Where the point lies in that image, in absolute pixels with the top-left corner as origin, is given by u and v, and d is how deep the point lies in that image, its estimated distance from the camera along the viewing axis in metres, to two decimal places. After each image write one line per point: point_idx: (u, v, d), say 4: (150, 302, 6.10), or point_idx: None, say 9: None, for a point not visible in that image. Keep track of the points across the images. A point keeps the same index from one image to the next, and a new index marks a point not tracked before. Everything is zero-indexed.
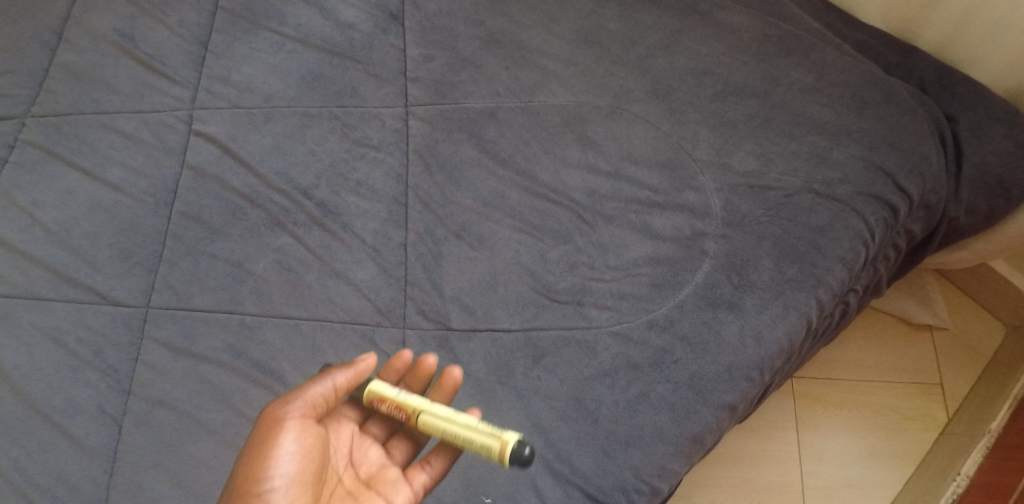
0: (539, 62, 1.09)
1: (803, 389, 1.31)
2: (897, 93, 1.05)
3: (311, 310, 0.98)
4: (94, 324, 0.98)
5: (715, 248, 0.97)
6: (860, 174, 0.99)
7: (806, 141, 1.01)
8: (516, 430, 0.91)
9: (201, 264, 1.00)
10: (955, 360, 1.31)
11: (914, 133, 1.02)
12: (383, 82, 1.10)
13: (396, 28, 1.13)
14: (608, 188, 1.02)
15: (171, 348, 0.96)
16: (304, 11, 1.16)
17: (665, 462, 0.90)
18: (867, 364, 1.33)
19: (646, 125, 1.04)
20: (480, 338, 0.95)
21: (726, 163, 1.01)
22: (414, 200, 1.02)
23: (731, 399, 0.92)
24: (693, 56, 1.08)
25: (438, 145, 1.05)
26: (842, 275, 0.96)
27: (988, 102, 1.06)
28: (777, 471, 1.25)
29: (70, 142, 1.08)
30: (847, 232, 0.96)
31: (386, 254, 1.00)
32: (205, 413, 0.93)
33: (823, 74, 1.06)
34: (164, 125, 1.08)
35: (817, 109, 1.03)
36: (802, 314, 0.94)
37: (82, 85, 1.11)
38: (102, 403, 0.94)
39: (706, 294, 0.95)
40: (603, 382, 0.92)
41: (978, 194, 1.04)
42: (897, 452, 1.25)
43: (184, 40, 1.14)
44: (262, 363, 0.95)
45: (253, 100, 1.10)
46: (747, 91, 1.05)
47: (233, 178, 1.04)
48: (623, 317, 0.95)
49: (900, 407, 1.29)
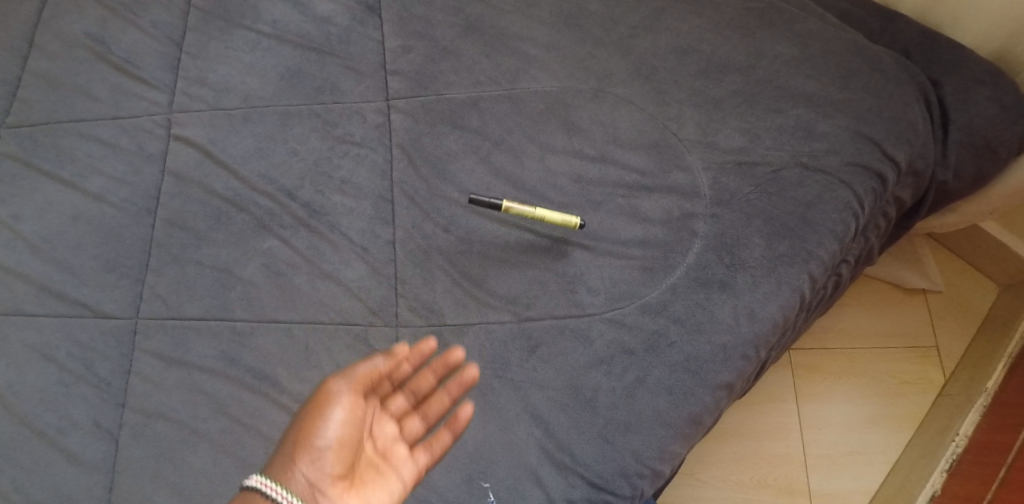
0: (520, 48, 1.08)
1: (800, 359, 1.32)
2: (881, 60, 1.04)
3: (302, 313, 0.97)
4: (83, 338, 0.97)
5: (705, 228, 0.96)
6: (847, 145, 0.98)
7: (792, 115, 1.00)
8: (515, 422, 0.91)
9: (188, 272, 0.99)
10: (948, 322, 1.32)
11: (900, 100, 1.01)
12: (363, 76, 1.08)
13: (373, 20, 1.11)
14: (595, 173, 1.01)
15: (163, 358, 0.95)
16: (278, 6, 1.13)
17: (665, 445, 0.90)
18: (861, 331, 1.33)
19: (631, 107, 1.03)
20: (474, 332, 0.95)
21: (712, 141, 1.00)
22: (400, 195, 1.01)
23: (728, 379, 0.92)
24: (675, 34, 1.07)
25: (422, 138, 1.04)
26: (833, 247, 0.95)
27: (972, 66, 1.05)
28: (777, 442, 1.27)
29: (47, 152, 1.05)
30: (836, 205, 0.96)
31: (376, 253, 0.99)
32: (203, 422, 0.93)
33: (806, 45, 1.04)
34: (142, 131, 1.06)
35: (801, 82, 1.02)
36: (795, 289, 0.94)
37: (55, 92, 1.08)
38: (97, 417, 0.94)
39: (699, 275, 0.94)
40: (600, 370, 0.92)
41: (967, 158, 1.03)
42: (894, 416, 1.27)
43: (157, 41, 1.11)
44: (257, 368, 0.95)
45: (231, 100, 1.07)
46: (731, 66, 1.04)
47: (215, 182, 1.03)
48: (617, 302, 0.95)
49: (895, 372, 1.30)
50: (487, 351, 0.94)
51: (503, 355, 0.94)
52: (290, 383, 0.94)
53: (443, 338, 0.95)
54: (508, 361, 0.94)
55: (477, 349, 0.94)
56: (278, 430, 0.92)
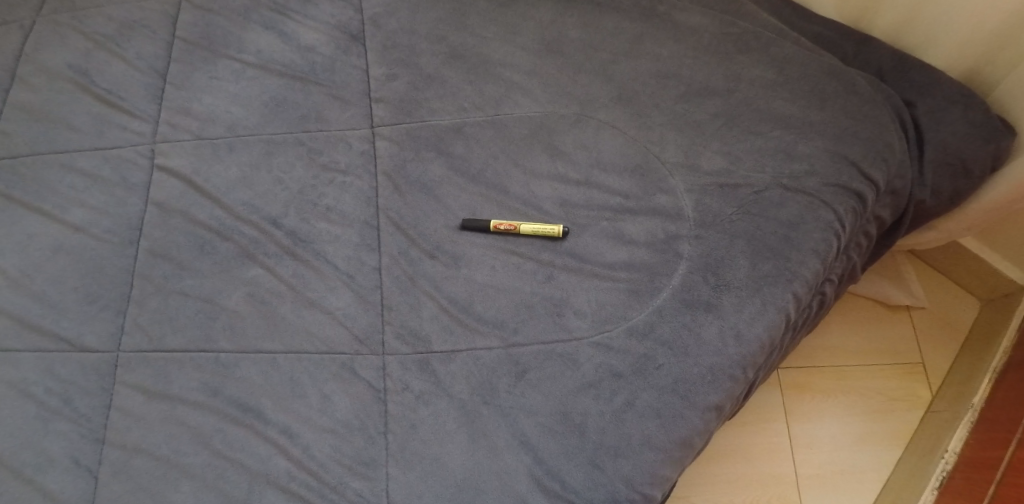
0: (503, 74, 1.09)
1: (788, 378, 1.32)
2: (856, 82, 1.05)
3: (288, 343, 0.96)
4: (62, 372, 0.95)
5: (690, 250, 0.97)
6: (826, 165, 0.99)
7: (771, 137, 1.02)
8: (504, 449, 0.91)
9: (171, 302, 0.98)
10: (933, 339, 1.33)
11: (876, 121, 1.03)
12: (348, 105, 1.08)
13: (358, 48, 1.12)
14: (579, 197, 1.01)
15: (144, 392, 0.94)
16: (263, 36, 1.14)
17: (655, 470, 0.89)
18: (848, 349, 1.34)
19: (614, 131, 1.04)
20: (461, 358, 0.94)
21: (694, 163, 1.01)
22: (385, 222, 1.01)
23: (717, 400, 0.92)
24: (655, 59, 1.08)
25: (407, 165, 1.04)
26: (816, 266, 0.96)
27: (944, 86, 1.07)
28: (768, 464, 1.26)
29: (29, 185, 1.04)
30: (817, 224, 0.97)
31: (361, 280, 0.99)
32: (185, 457, 0.91)
33: (783, 68, 1.06)
34: (126, 161, 1.05)
35: (779, 104, 1.04)
36: (780, 308, 0.94)
37: (39, 125, 1.08)
38: (75, 454, 0.91)
39: (685, 297, 0.95)
40: (588, 394, 0.92)
41: (943, 176, 1.05)
42: (883, 435, 1.27)
43: (142, 72, 1.11)
44: (241, 400, 0.94)
45: (216, 130, 1.07)
46: (711, 90, 1.05)
47: (200, 212, 1.02)
48: (603, 325, 0.95)
49: (882, 390, 1.30)
50: (474, 377, 0.94)
51: (490, 381, 0.93)
52: (275, 414, 0.93)
53: (429, 365, 0.94)
54: (496, 387, 0.93)
55: (464, 375, 0.94)
56: (263, 463, 0.91)
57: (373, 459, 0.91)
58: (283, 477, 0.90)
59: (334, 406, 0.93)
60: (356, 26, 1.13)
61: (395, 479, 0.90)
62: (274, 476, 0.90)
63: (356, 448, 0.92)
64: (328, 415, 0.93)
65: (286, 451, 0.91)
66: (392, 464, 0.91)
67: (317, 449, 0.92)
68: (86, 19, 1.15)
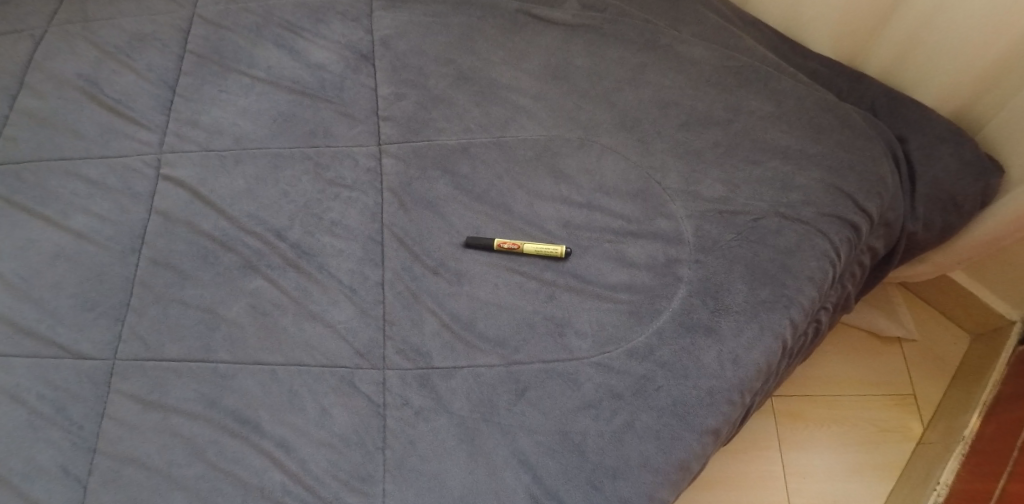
0: (509, 97, 1.11)
1: (782, 406, 1.33)
2: (851, 118, 1.09)
3: (287, 355, 0.96)
4: (56, 380, 0.94)
5: (690, 274, 0.98)
6: (823, 196, 1.02)
7: (769, 167, 1.04)
8: (503, 467, 0.90)
9: (170, 312, 0.97)
10: (924, 371, 1.36)
11: (870, 154, 1.06)
12: (356, 122, 1.10)
13: (367, 68, 1.14)
14: (582, 219, 1.03)
15: (140, 401, 0.92)
16: (273, 53, 1.15)
17: (653, 491, 0.89)
18: (839, 380, 1.35)
19: (616, 156, 1.06)
20: (462, 375, 0.94)
21: (695, 190, 1.03)
22: (390, 237, 1.02)
23: (714, 423, 0.92)
24: (657, 89, 1.11)
25: (414, 183, 1.05)
26: (813, 293, 0.98)
27: (934, 123, 1.11)
28: (764, 493, 1.26)
29: (32, 190, 1.04)
30: (814, 252, 0.99)
31: (363, 294, 0.99)
32: (177, 468, 0.90)
33: (781, 102, 1.09)
34: (131, 170, 1.05)
35: (776, 135, 1.07)
36: (778, 334, 0.95)
37: (46, 132, 1.08)
38: (65, 463, 0.90)
39: (684, 319, 0.96)
40: (588, 413, 0.92)
41: (933, 210, 1.09)
42: (874, 466, 1.28)
43: (152, 84, 1.12)
44: (237, 411, 0.93)
45: (222, 142, 1.08)
46: (712, 120, 1.08)
47: (203, 222, 1.02)
48: (604, 346, 0.95)
49: (874, 420, 1.32)
50: (475, 395, 0.93)
51: (491, 399, 0.93)
52: (272, 426, 0.92)
53: (430, 380, 0.94)
54: (495, 405, 0.93)
55: (465, 392, 0.94)
56: (258, 476, 0.90)
57: (370, 475, 0.90)
58: (278, 491, 0.89)
59: (332, 420, 0.93)
60: (366, 46, 1.16)
61: (392, 495, 0.89)
62: (268, 489, 0.89)
63: (352, 464, 0.91)
64: (326, 428, 0.92)
65: (281, 465, 0.90)
66: (389, 480, 0.90)
67: (314, 463, 0.91)
68: (98, 30, 1.16)
